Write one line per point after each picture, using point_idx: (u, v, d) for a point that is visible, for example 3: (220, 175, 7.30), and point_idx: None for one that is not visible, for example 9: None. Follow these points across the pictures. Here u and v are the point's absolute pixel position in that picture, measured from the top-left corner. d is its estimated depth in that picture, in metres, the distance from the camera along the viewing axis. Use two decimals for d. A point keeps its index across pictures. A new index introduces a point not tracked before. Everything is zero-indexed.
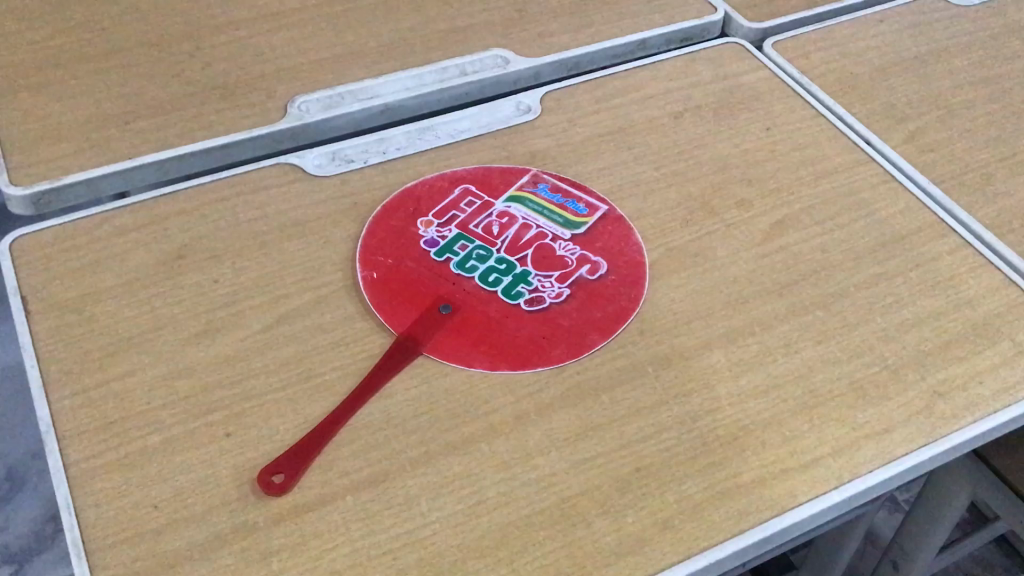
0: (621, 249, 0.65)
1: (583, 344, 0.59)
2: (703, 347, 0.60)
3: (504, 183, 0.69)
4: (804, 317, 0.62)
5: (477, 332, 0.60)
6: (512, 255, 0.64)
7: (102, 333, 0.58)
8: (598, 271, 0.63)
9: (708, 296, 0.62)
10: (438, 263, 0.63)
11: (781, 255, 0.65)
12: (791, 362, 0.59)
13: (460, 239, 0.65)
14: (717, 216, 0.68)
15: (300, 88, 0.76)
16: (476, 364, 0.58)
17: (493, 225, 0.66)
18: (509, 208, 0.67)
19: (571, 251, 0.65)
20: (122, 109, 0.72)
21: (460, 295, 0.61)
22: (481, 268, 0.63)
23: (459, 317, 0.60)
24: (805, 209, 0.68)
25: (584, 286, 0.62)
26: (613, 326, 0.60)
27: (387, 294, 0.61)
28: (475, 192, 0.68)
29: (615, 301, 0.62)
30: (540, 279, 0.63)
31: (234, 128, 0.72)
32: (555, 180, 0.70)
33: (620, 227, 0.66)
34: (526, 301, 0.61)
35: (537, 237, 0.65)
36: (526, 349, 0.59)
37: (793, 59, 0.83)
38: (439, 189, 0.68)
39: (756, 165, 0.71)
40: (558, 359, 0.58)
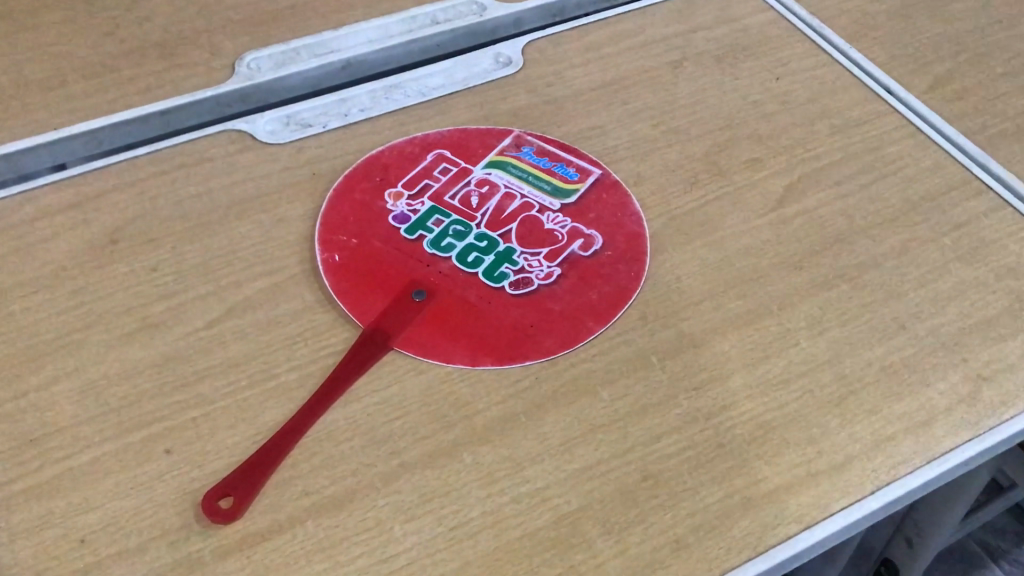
0: (618, 220, 0.57)
1: (577, 332, 0.52)
2: (715, 331, 0.52)
3: (483, 147, 0.61)
4: (828, 293, 0.54)
5: (455, 321, 0.52)
6: (495, 230, 0.57)
7: (22, 334, 0.50)
8: (593, 246, 0.56)
9: (719, 272, 0.55)
10: (410, 241, 0.55)
11: (800, 222, 0.58)
12: (815, 345, 0.52)
13: (434, 214, 0.57)
14: (724, 177, 0.60)
15: (250, 44, 0.67)
16: (455, 359, 0.50)
17: (471, 196, 0.58)
18: (489, 175, 0.59)
19: (561, 224, 0.57)
20: (47, 73, 0.64)
21: (436, 278, 0.54)
22: (458, 247, 0.55)
23: (434, 304, 0.53)
24: (822, 169, 0.61)
25: (577, 264, 0.55)
26: (611, 310, 0.53)
27: (352, 280, 0.53)
28: (450, 158, 0.60)
29: (612, 281, 0.54)
30: (526, 258, 0.55)
31: (175, 91, 0.63)
32: (540, 142, 0.62)
33: (616, 194, 0.59)
34: (511, 283, 0.54)
35: (522, 209, 0.58)
36: (513, 339, 0.51)
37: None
38: (409, 155, 0.60)
39: (767, 120, 0.63)
40: (550, 351, 0.51)
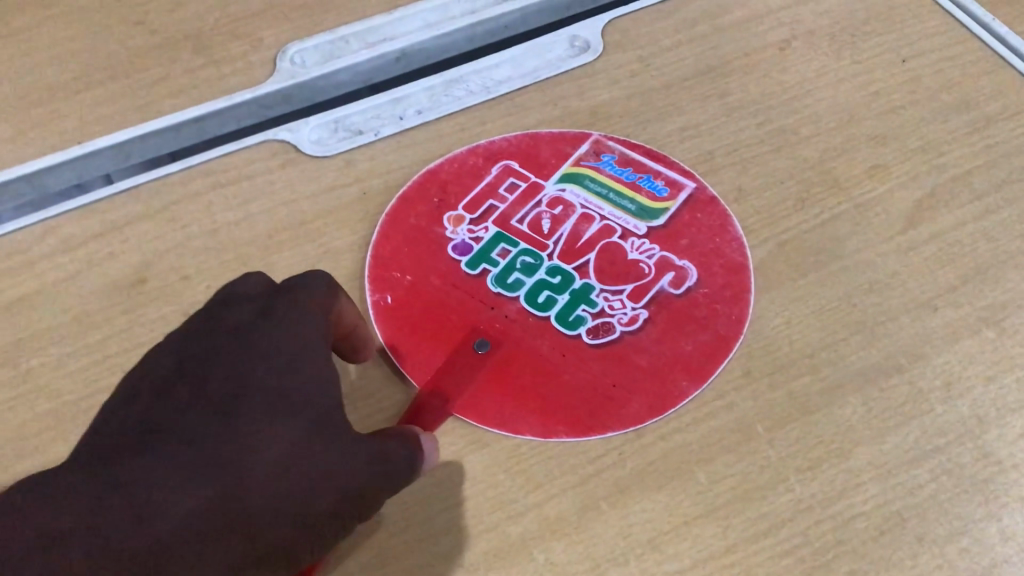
0: (715, 247, 0.49)
1: (667, 395, 0.44)
2: (833, 393, 0.44)
3: (556, 155, 0.53)
4: (969, 342, 0.45)
5: (525, 380, 0.45)
6: (570, 261, 0.49)
7: (41, 396, 0.45)
8: (685, 282, 0.48)
9: (836, 316, 0.46)
10: (472, 278, 0.48)
11: (933, 249, 0.49)
12: (954, 410, 0.43)
13: (500, 242, 0.49)
14: (842, 191, 0.51)
15: (293, 31, 0.59)
16: (524, 429, 0.43)
17: (542, 219, 0.50)
18: (564, 192, 0.51)
19: (647, 253, 0.49)
20: (72, 74, 0.57)
21: (502, 325, 0.46)
22: (528, 284, 0.48)
23: (500, 357, 0.45)
24: (961, 178, 0.51)
25: (667, 306, 0.47)
26: (707, 365, 0.45)
27: (405, 328, 0.46)
28: (518, 170, 0.52)
29: (710, 327, 0.46)
30: (607, 297, 0.47)
31: (211, 92, 0.56)
32: (623, 147, 0.53)
33: (713, 214, 0.50)
34: (588, 331, 0.46)
35: (602, 234, 0.50)
36: (591, 403, 0.44)
37: None
38: (472, 168, 0.52)
39: (892, 116, 0.54)
40: (635, 419, 0.43)
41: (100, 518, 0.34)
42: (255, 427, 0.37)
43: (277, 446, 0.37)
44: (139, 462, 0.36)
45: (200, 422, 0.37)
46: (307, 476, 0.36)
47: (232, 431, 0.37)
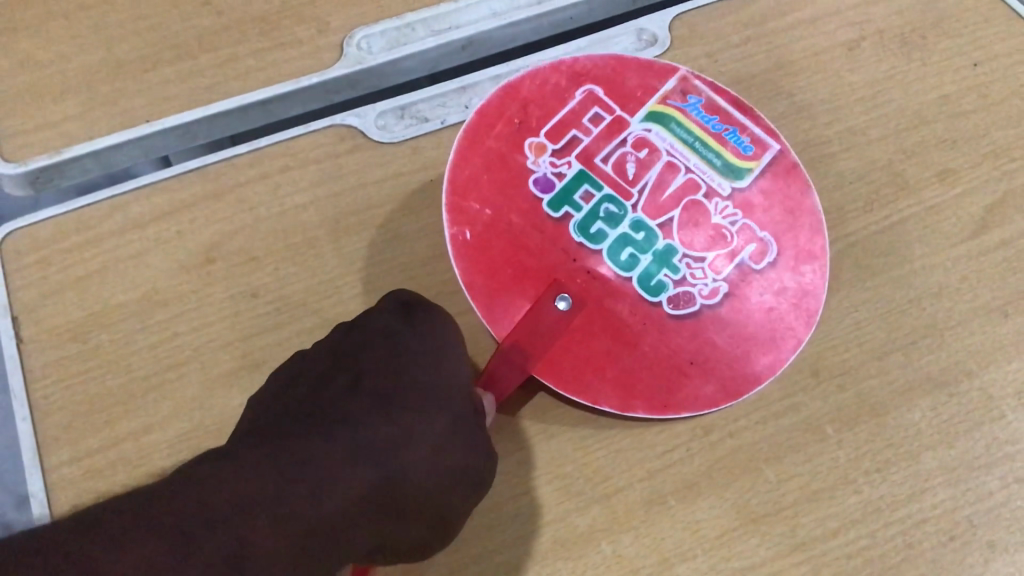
0: (801, 220, 0.46)
1: (744, 381, 0.43)
2: (904, 396, 0.44)
3: (642, 88, 0.49)
4: None
5: (603, 344, 0.43)
6: (653, 217, 0.47)
7: (112, 371, 0.45)
8: (768, 256, 0.46)
9: (906, 318, 0.46)
10: (554, 222, 0.46)
11: (1002, 257, 0.48)
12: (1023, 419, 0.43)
13: (583, 185, 0.47)
14: (912, 193, 0.51)
15: (358, 15, 0.59)
16: (601, 398, 0.42)
17: (626, 163, 0.48)
18: (648, 133, 0.48)
19: (731, 219, 0.47)
20: (138, 53, 0.57)
21: (582, 280, 0.45)
22: (609, 237, 0.46)
23: (581, 314, 0.44)
24: None
25: (748, 282, 0.45)
26: (787, 352, 0.44)
27: (481, 266, 0.44)
28: (603, 100, 0.49)
29: (790, 311, 0.45)
30: (689, 264, 0.46)
31: (278, 76, 0.56)
32: (712, 90, 0.49)
33: (796, 182, 0.47)
34: (668, 299, 0.45)
35: (686, 189, 0.47)
36: (668, 377, 0.43)
37: None
38: (554, 89, 0.49)
39: (963, 120, 0.53)
40: (709, 403, 0.43)
41: (287, 501, 0.34)
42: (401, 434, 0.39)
43: (426, 441, 0.39)
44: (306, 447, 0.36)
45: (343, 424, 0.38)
46: (454, 477, 0.39)
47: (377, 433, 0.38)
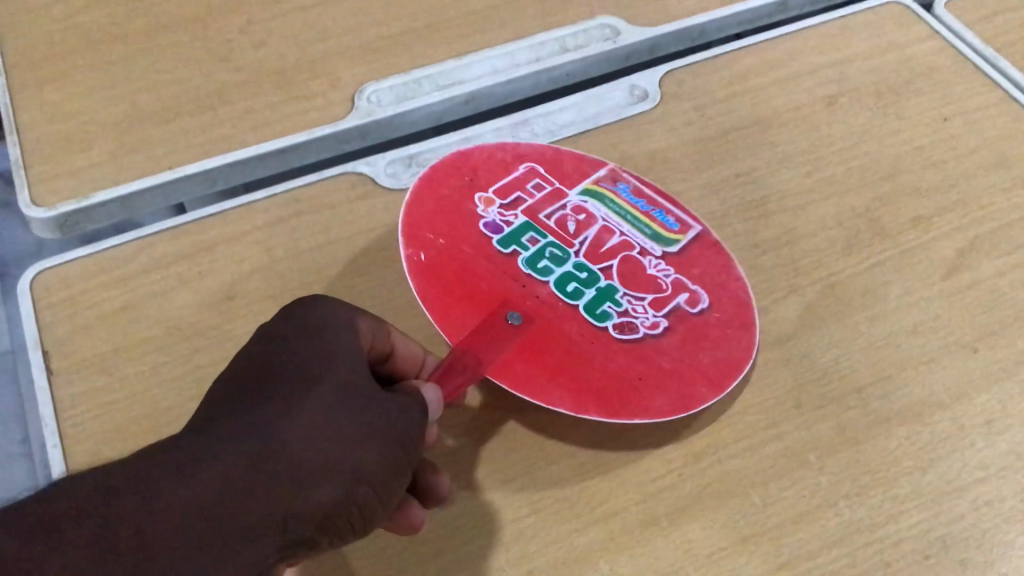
0: (724, 282, 0.51)
1: (691, 398, 0.46)
2: (878, 426, 0.47)
3: (577, 172, 0.56)
4: (1009, 383, 0.48)
5: (553, 359, 0.46)
6: (595, 263, 0.52)
7: (136, 401, 0.48)
8: (700, 304, 0.50)
9: (882, 353, 0.49)
10: (504, 256, 0.51)
11: (972, 297, 0.52)
12: (994, 446, 0.46)
13: (529, 230, 0.52)
14: (886, 238, 0.54)
15: (369, 72, 0.63)
16: (557, 403, 0.45)
17: (567, 221, 0.53)
18: (586, 204, 0.54)
19: (664, 272, 0.51)
20: (162, 106, 0.61)
21: (532, 303, 0.49)
22: (556, 272, 0.51)
23: (531, 331, 0.47)
24: (999, 229, 0.54)
25: (684, 319, 0.49)
26: (725, 381, 0.47)
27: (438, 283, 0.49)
28: (544, 175, 0.56)
29: (724, 347, 0.48)
30: (630, 300, 0.50)
31: (293, 126, 0.60)
32: (639, 181, 0.56)
33: (718, 256, 0.52)
34: (613, 325, 0.48)
35: (623, 246, 0.52)
36: (620, 391, 0.46)
37: (972, 23, 0.67)
38: (501, 162, 0.56)
39: (934, 170, 0.57)
40: (659, 412, 0.45)
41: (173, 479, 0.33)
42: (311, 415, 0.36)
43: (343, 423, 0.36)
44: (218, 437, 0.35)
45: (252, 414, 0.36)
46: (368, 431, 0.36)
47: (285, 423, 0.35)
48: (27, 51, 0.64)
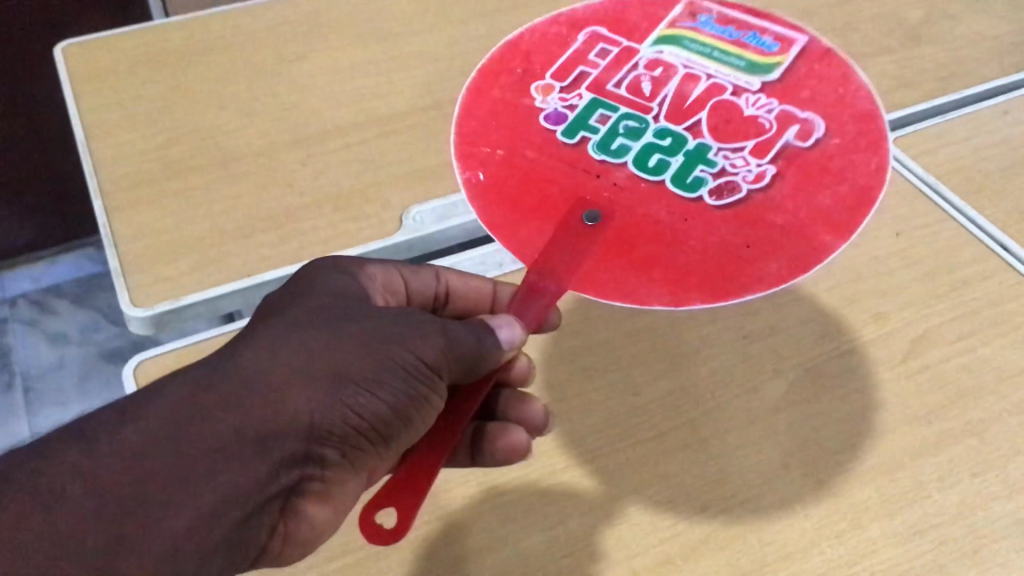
0: (834, 98, 0.60)
1: (812, 248, 0.52)
2: (850, 481, 0.57)
3: (646, 22, 0.69)
4: (958, 447, 0.58)
5: (645, 252, 0.52)
6: (682, 120, 0.61)
7: None
8: (812, 134, 0.58)
9: (853, 424, 0.60)
10: (572, 146, 0.58)
11: (925, 377, 0.62)
12: (948, 497, 0.56)
13: (601, 111, 0.62)
14: (853, 330, 0.65)
15: (413, 197, 0.75)
16: (656, 301, 0.50)
17: (644, 85, 0.64)
18: (664, 57, 0.66)
19: (768, 109, 0.61)
20: (239, 224, 0.72)
21: (609, 190, 0.55)
22: (635, 149, 0.58)
23: (613, 226, 0.53)
24: (945, 323, 0.65)
25: (793, 160, 0.57)
26: (849, 222, 0.53)
27: (495, 195, 0.55)
28: (608, 41, 0.68)
29: (847, 181, 0.55)
30: (729, 159, 0.57)
31: (351, 241, 0.71)
32: (718, 14, 0.69)
33: (829, 64, 0.63)
34: (710, 193, 0.56)
35: (715, 95, 0.62)
36: (722, 270, 0.51)
37: (917, 154, 0.79)
38: (564, 47, 0.67)
39: (889, 275, 0.69)
40: (776, 275, 0.51)
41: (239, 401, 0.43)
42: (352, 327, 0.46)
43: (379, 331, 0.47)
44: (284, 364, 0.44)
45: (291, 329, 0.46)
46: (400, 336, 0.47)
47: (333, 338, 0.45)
48: (120, 180, 0.76)
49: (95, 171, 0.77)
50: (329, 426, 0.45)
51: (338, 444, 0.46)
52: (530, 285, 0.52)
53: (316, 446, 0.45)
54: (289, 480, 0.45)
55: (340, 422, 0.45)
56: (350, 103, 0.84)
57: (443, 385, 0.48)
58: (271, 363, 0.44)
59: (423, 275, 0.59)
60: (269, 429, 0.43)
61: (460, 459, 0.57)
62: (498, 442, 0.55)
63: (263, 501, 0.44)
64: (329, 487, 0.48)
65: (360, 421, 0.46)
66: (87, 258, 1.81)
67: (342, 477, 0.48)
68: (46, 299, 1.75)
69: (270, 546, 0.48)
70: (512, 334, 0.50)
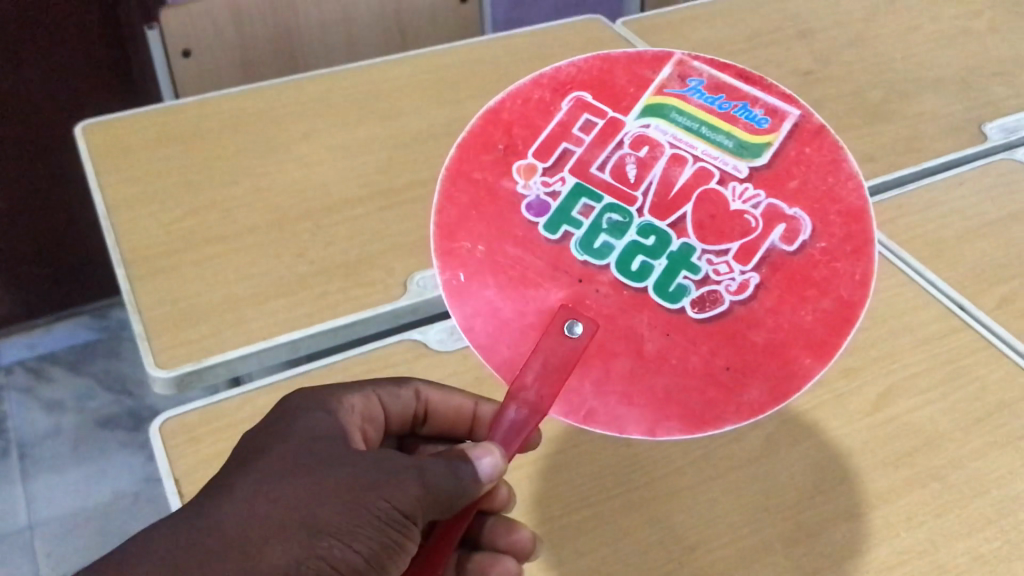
0: (822, 191, 0.59)
1: (787, 374, 0.54)
2: (827, 523, 0.62)
3: (633, 85, 0.65)
4: (922, 490, 0.64)
5: (628, 366, 0.54)
6: (669, 215, 0.59)
7: None
8: (798, 236, 0.58)
9: (826, 470, 0.65)
10: (555, 244, 0.59)
11: (892, 427, 0.68)
12: (914, 536, 0.61)
13: (584, 200, 0.60)
14: (824, 384, 0.71)
15: (416, 265, 0.81)
16: (633, 428, 0.53)
17: (628, 166, 0.61)
18: (650, 129, 0.63)
19: (754, 202, 0.60)
20: (254, 291, 0.77)
21: (594, 300, 0.56)
22: (618, 252, 0.58)
23: (596, 340, 0.55)
24: (909, 377, 0.71)
25: (778, 268, 0.58)
26: (828, 342, 0.55)
27: (479, 304, 0.57)
28: (592, 106, 0.64)
29: (831, 293, 0.56)
30: (713, 265, 0.58)
31: (359, 306, 0.76)
32: (710, 74, 0.65)
33: (820, 148, 0.60)
34: (693, 303, 0.57)
35: (701, 180, 0.60)
36: (706, 393, 0.54)
37: (880, 223, 0.85)
38: (547, 110, 0.64)
39: (857, 333, 0.74)
40: (755, 401, 0.54)
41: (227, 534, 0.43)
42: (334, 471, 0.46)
43: (360, 475, 0.47)
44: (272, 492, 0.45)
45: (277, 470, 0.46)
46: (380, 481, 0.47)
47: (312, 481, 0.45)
48: (141, 251, 0.81)
49: (117, 242, 0.82)
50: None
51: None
52: (521, 410, 0.53)
53: None
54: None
55: (315, 574, 0.44)
56: (355, 179, 0.90)
57: (417, 530, 0.48)
58: (248, 518, 0.43)
59: (402, 395, 0.60)
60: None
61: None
62: (491, 571, 0.58)
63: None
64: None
65: (335, 573, 0.44)
66: (82, 326, 1.81)
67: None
68: (41, 366, 1.76)
69: None
70: (493, 463, 0.51)
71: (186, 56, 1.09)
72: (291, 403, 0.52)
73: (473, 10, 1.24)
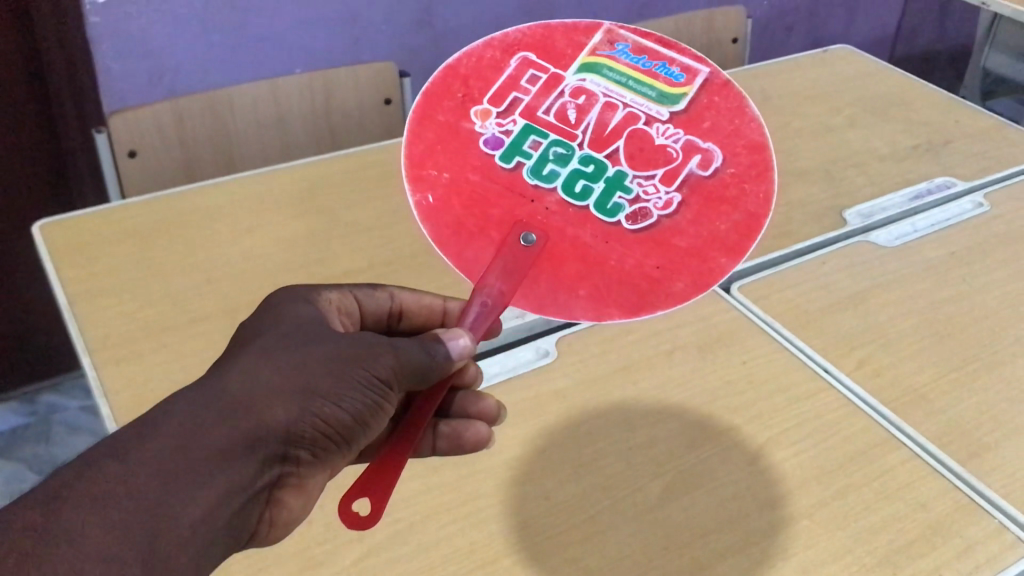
0: (732, 130, 0.68)
1: (710, 271, 0.63)
2: (716, 557, 0.73)
3: (572, 46, 0.72)
4: (795, 526, 0.75)
5: (574, 268, 0.62)
6: (602, 150, 0.67)
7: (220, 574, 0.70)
8: (712, 163, 0.66)
9: (715, 513, 0.77)
10: (509, 173, 0.66)
11: (769, 473, 0.80)
12: (789, 564, 0.72)
13: (531, 136, 0.67)
14: (713, 440, 0.83)
15: None
16: (581, 314, 0.61)
17: (567, 110, 0.69)
18: (586, 83, 0.70)
19: (675, 138, 0.67)
20: None
21: (543, 214, 0.64)
22: (563, 176, 0.66)
23: (547, 246, 0.63)
24: (783, 430, 0.84)
25: (698, 188, 0.65)
26: (740, 245, 0.63)
27: (447, 216, 0.64)
28: (536, 63, 0.71)
29: (740, 208, 0.65)
30: (642, 185, 0.66)
31: None
32: (635, 40, 0.73)
33: (729, 97, 0.69)
34: (627, 217, 0.65)
35: (630, 121, 0.68)
36: (640, 288, 0.62)
37: (757, 298, 0.99)
38: (494, 63, 0.71)
39: (739, 395, 0.87)
40: (682, 292, 0.62)
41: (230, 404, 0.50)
42: (320, 346, 0.55)
43: (341, 353, 0.55)
44: (270, 363, 0.52)
45: (270, 350, 0.53)
46: (356, 356, 0.55)
47: (302, 358, 0.53)
48: (105, 339, 0.89)
49: (80, 332, 0.90)
50: (302, 431, 0.52)
51: (309, 446, 0.53)
52: (486, 303, 0.62)
53: (291, 450, 0.53)
54: (271, 476, 0.52)
55: (311, 428, 0.53)
56: (297, 270, 1.00)
57: (394, 395, 0.57)
58: (255, 385, 0.51)
59: (377, 296, 0.69)
60: (258, 435, 0.50)
61: (423, 451, 0.75)
62: (466, 436, 0.74)
63: (252, 496, 0.51)
64: (300, 483, 0.56)
65: (327, 427, 0.54)
66: (10, 411, 1.80)
67: (310, 475, 0.56)
68: None
69: (259, 531, 0.57)
70: (464, 344, 0.60)
71: (132, 156, 1.17)
72: (278, 298, 0.60)
73: (398, 111, 1.37)
